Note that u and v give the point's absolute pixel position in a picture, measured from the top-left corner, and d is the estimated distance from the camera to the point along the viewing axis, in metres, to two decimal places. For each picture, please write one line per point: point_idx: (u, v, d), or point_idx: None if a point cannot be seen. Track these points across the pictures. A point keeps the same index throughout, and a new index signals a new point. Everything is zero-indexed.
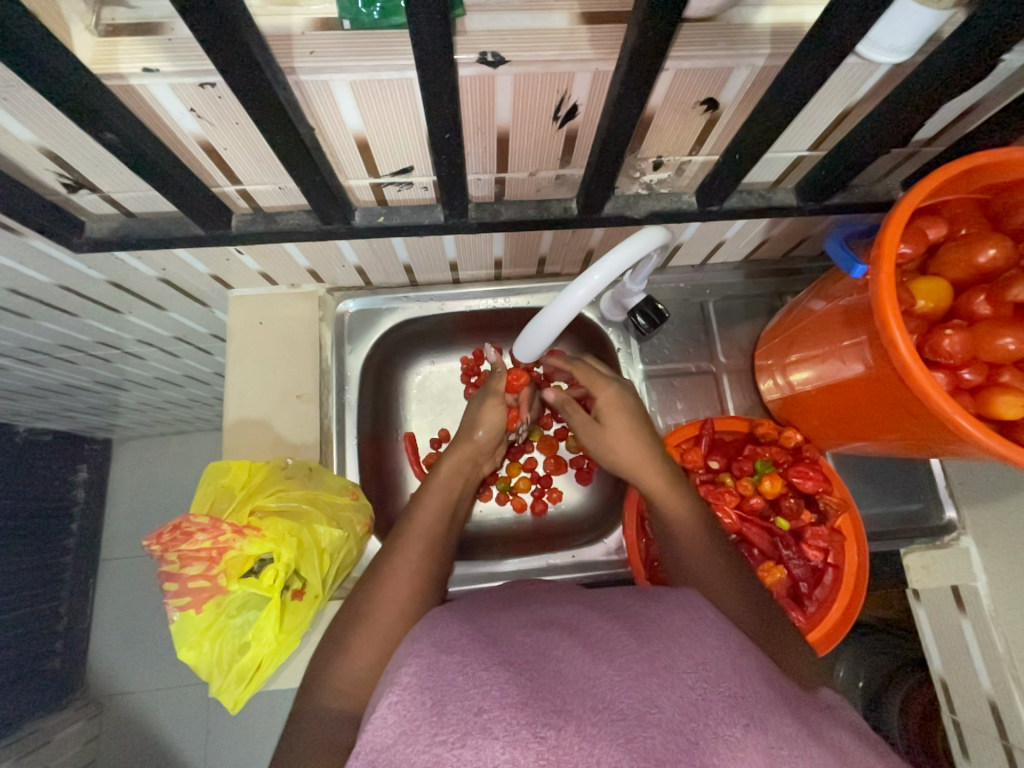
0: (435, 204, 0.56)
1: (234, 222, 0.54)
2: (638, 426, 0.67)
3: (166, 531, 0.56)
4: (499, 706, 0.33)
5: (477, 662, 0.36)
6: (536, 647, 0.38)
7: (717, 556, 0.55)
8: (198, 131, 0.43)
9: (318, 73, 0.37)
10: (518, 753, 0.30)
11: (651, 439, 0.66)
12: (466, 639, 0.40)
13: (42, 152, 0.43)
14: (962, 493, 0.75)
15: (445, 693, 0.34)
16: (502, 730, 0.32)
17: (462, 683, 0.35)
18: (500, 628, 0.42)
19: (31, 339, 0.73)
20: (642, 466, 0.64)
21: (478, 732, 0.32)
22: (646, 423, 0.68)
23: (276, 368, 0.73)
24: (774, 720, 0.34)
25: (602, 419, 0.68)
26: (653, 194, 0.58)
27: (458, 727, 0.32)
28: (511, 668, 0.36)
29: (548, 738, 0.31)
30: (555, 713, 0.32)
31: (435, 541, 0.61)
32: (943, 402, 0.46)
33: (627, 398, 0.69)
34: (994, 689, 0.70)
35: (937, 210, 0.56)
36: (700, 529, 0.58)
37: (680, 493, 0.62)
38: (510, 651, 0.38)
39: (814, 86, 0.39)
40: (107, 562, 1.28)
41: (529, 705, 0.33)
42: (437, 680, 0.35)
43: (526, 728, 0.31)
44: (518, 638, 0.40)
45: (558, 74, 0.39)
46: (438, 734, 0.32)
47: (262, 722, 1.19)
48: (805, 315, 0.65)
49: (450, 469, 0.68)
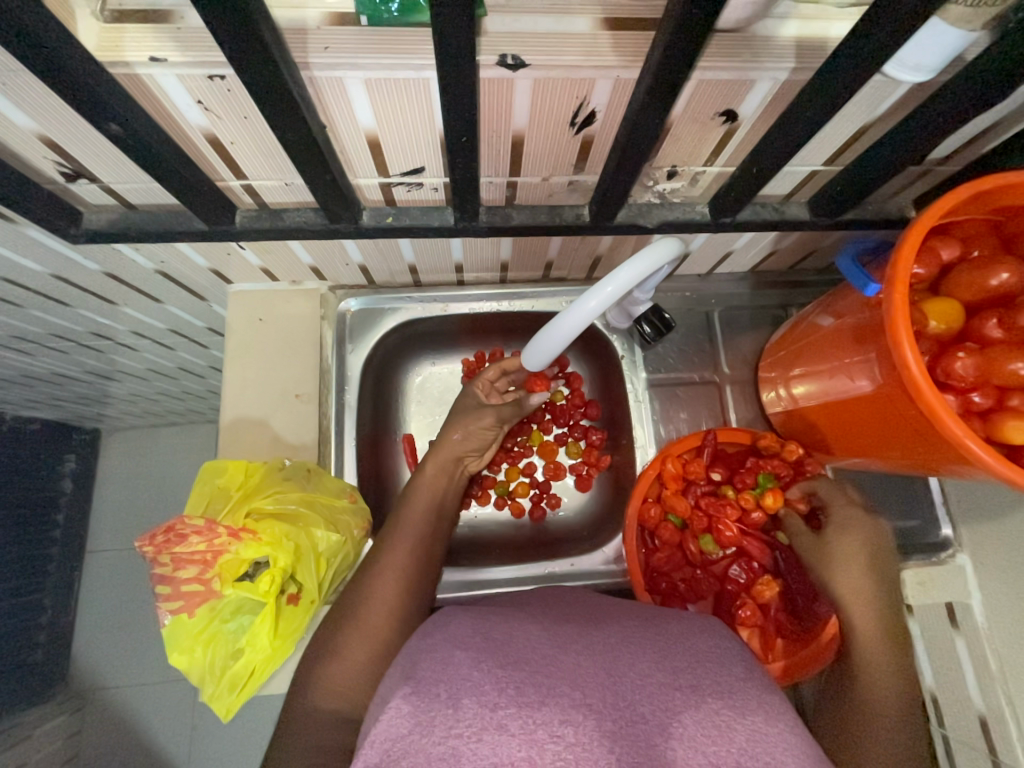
0: (445, 205, 0.55)
1: (238, 218, 0.53)
2: (870, 559, 0.60)
3: (159, 533, 0.55)
4: (515, 703, 0.32)
5: (492, 660, 0.35)
6: (550, 646, 0.37)
7: (902, 728, 0.48)
8: (205, 124, 0.42)
9: (333, 69, 0.36)
10: (533, 752, 0.30)
11: (888, 581, 0.58)
12: (478, 636, 0.39)
13: (41, 139, 0.42)
14: (959, 512, 0.76)
15: (461, 686, 0.33)
16: (518, 727, 0.31)
17: (477, 678, 0.33)
18: (514, 627, 0.41)
19: (22, 327, 0.72)
20: (857, 597, 0.56)
21: (493, 728, 0.31)
22: (888, 566, 0.59)
23: (276, 367, 0.72)
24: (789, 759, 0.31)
25: (828, 537, 0.63)
26: (666, 204, 0.57)
27: (474, 721, 0.31)
28: (525, 668, 0.34)
29: (566, 736, 0.31)
30: (573, 708, 0.32)
31: (425, 543, 0.60)
32: (955, 425, 0.45)
33: (867, 529, 0.62)
34: (985, 705, 0.69)
35: (950, 230, 0.55)
36: (896, 697, 0.50)
37: (893, 647, 0.53)
38: (525, 649, 0.37)
39: (837, 105, 0.38)
40: (94, 554, 1.26)
41: (546, 703, 0.32)
42: (452, 673, 0.34)
43: (543, 727, 0.31)
44: (531, 636, 0.39)
45: (580, 80, 0.38)
46: (455, 726, 0.31)
47: (245, 722, 1.17)
48: (812, 330, 0.65)
49: (433, 469, 0.67)
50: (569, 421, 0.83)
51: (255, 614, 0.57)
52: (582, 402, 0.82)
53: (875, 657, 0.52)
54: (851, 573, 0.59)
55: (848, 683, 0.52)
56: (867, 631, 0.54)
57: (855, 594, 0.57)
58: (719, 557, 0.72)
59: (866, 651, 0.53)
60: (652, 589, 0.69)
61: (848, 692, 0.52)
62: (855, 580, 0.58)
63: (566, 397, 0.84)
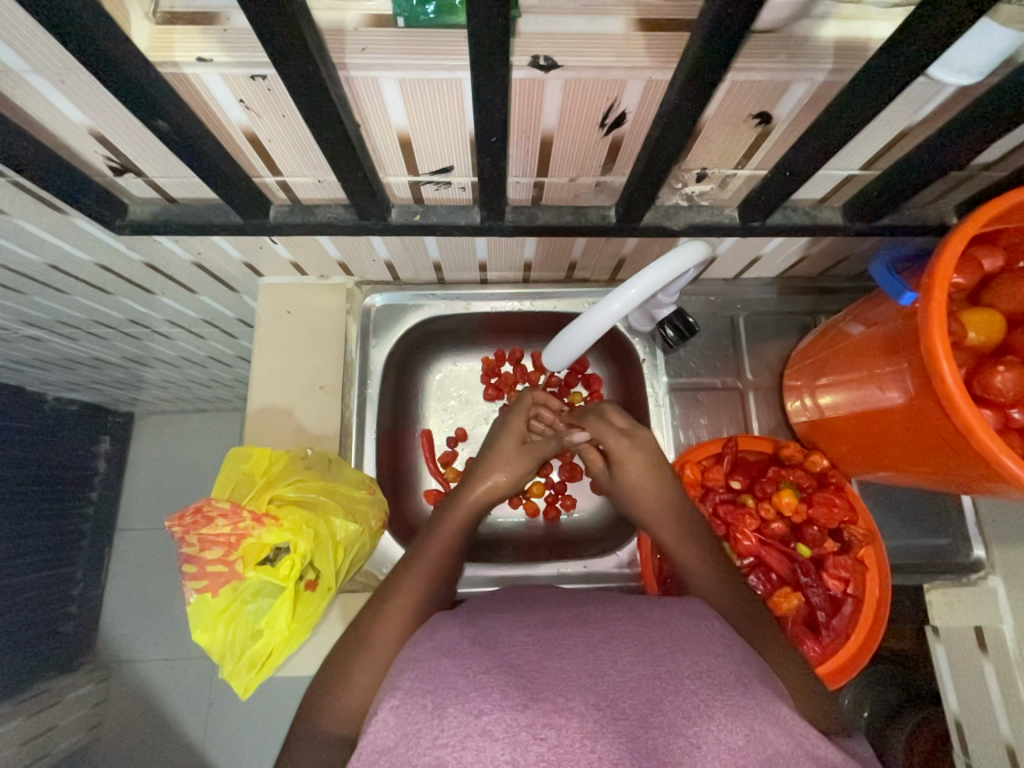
0: (472, 205, 0.55)
1: (272, 213, 0.54)
2: (654, 478, 0.64)
3: (188, 514, 0.56)
4: (498, 708, 0.32)
5: (475, 667, 0.36)
6: (535, 650, 0.38)
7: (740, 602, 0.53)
8: (245, 122, 0.43)
9: (369, 70, 0.37)
10: (517, 754, 0.31)
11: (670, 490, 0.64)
12: (465, 642, 0.39)
13: (93, 135, 0.43)
14: (993, 534, 0.73)
15: (444, 697, 0.34)
16: (502, 731, 0.31)
17: (462, 687, 0.34)
18: (504, 631, 0.41)
19: (65, 313, 0.74)
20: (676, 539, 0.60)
21: (478, 734, 0.31)
22: (667, 476, 0.64)
23: (302, 360, 0.73)
24: (774, 733, 0.33)
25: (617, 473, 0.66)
26: (694, 207, 0.56)
27: (458, 730, 0.32)
28: (511, 671, 0.35)
29: (548, 738, 0.31)
30: (555, 712, 0.32)
31: (433, 583, 0.58)
32: (990, 441, 0.44)
33: (639, 450, 0.65)
34: (1015, 737, 0.68)
35: (992, 238, 0.54)
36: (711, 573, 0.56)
37: (709, 558, 0.58)
38: (512, 652, 0.37)
39: (874, 110, 0.38)
40: (123, 533, 1.29)
41: (530, 706, 0.33)
42: (436, 683, 0.35)
43: (526, 730, 0.32)
44: (519, 640, 0.39)
45: (610, 81, 0.38)
46: (440, 736, 0.32)
47: (261, 703, 1.20)
48: (841, 338, 0.63)
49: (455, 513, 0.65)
50: None
51: (274, 597, 0.59)
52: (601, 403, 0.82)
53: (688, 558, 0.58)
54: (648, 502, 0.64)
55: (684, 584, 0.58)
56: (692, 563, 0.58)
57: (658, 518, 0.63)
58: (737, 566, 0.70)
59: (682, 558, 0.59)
60: None
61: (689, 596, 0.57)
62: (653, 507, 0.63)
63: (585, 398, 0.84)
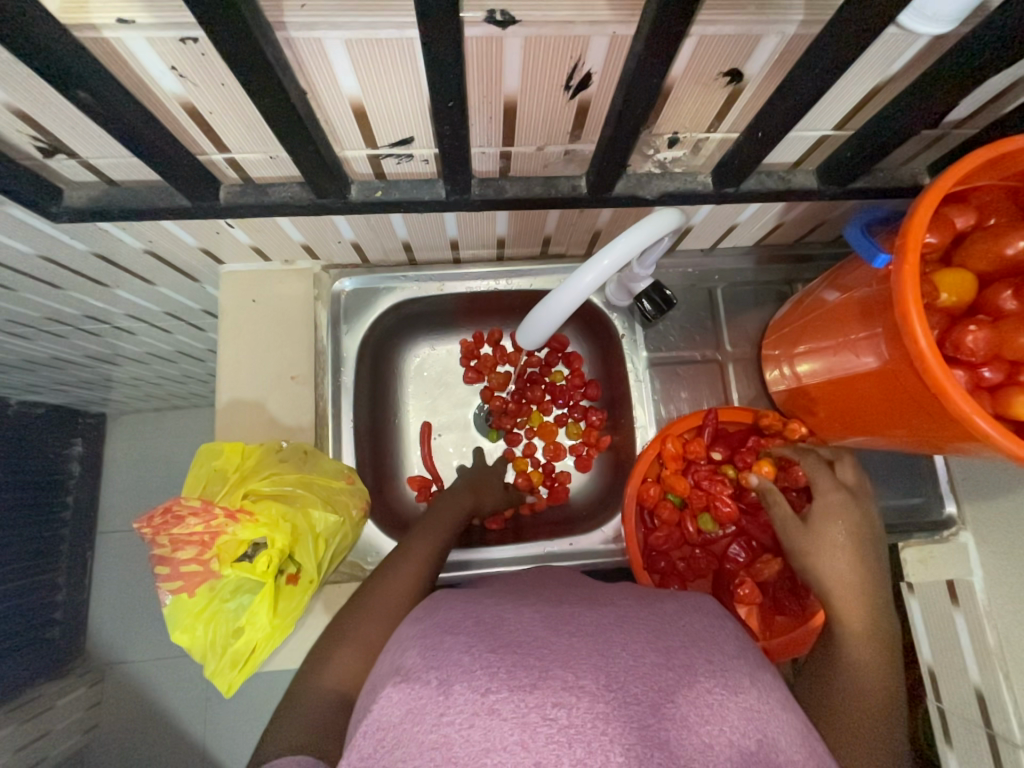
0: (436, 178, 0.53)
1: (223, 193, 0.51)
2: (858, 547, 0.56)
3: (157, 514, 0.54)
4: (506, 687, 0.32)
5: (481, 644, 0.35)
6: (543, 627, 0.37)
7: (888, 727, 0.45)
8: (182, 93, 0.40)
9: (311, 30, 0.34)
10: (526, 737, 0.30)
11: (873, 563, 0.56)
12: (469, 621, 0.38)
13: (13, 113, 0.40)
14: (963, 490, 0.73)
15: (450, 673, 0.33)
16: (510, 712, 0.31)
17: (467, 664, 0.34)
18: (509, 609, 0.40)
19: (17, 311, 0.71)
20: (845, 593, 0.53)
21: (485, 713, 0.31)
22: (875, 550, 0.56)
23: (270, 350, 0.70)
24: (788, 744, 0.32)
25: (813, 521, 0.59)
26: (667, 174, 0.55)
27: (464, 708, 0.31)
28: (520, 650, 0.35)
29: (557, 719, 0.31)
30: (566, 689, 0.32)
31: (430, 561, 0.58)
32: (962, 400, 0.44)
33: (853, 512, 0.58)
34: (982, 680, 0.69)
35: (965, 197, 0.53)
36: (879, 681, 0.48)
37: (880, 644, 0.50)
38: (518, 631, 0.36)
39: (849, 59, 0.36)
40: (104, 535, 1.26)
41: (538, 687, 0.32)
42: (442, 659, 0.35)
43: (535, 711, 0.31)
44: (517, 620, 0.38)
45: (573, 37, 0.36)
46: (445, 713, 0.31)
47: (257, 697, 1.18)
48: (817, 305, 0.63)
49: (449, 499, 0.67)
50: (569, 401, 0.82)
51: (254, 593, 0.57)
52: (582, 382, 0.81)
53: (862, 653, 0.49)
54: (840, 566, 0.55)
55: (831, 669, 0.50)
56: (856, 623, 0.51)
57: (844, 584, 0.54)
58: (719, 536, 0.72)
59: (851, 642, 0.50)
60: (651, 568, 0.69)
61: (825, 678, 0.49)
62: (845, 573, 0.55)
63: (566, 377, 0.82)
